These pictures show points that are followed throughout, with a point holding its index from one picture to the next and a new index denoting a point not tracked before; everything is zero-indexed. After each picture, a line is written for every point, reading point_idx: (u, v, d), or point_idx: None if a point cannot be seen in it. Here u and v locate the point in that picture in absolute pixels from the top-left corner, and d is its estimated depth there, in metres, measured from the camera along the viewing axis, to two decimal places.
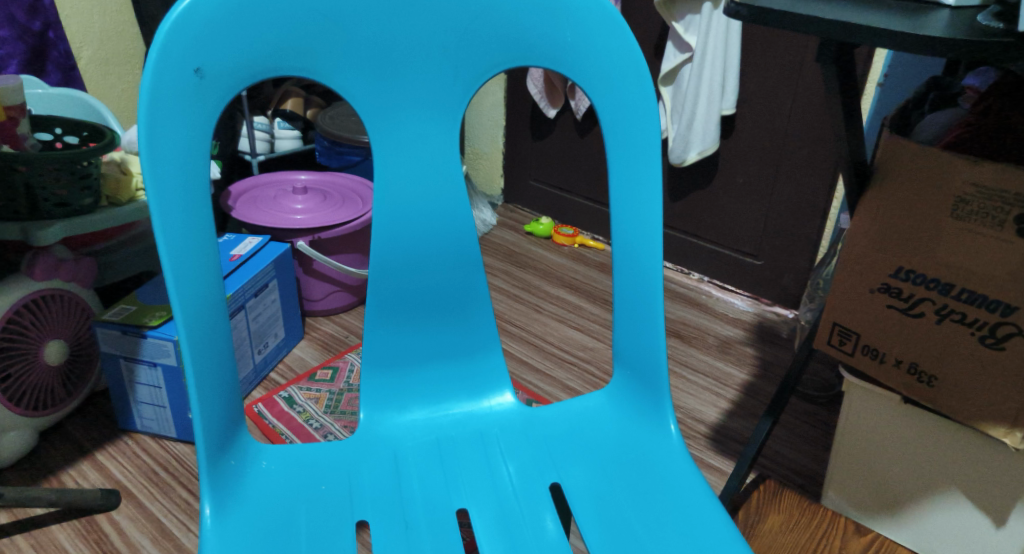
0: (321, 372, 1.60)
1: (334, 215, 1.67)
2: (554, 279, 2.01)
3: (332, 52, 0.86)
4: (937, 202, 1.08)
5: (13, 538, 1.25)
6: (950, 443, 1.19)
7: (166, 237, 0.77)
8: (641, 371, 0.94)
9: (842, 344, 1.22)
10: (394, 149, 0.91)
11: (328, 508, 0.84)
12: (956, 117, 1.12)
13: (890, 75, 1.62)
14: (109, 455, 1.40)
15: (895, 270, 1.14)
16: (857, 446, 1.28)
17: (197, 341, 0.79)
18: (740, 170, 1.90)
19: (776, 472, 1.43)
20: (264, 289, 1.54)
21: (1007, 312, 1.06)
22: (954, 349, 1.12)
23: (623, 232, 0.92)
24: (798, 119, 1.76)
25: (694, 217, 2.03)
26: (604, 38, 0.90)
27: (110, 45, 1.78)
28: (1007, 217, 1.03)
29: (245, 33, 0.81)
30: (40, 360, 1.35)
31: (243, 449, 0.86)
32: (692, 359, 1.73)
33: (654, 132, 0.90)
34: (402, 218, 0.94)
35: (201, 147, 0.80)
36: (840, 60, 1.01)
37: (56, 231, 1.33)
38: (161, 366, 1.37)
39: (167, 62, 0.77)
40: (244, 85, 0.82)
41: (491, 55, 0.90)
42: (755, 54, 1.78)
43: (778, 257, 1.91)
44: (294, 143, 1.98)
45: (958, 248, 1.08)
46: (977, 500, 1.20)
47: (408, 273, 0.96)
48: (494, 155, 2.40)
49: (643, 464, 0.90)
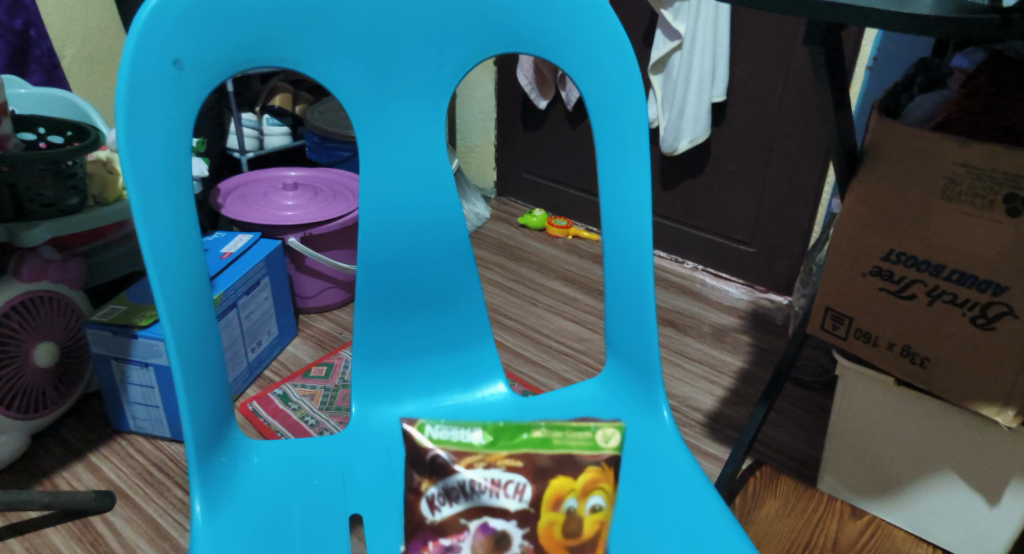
0: (316, 369, 1.60)
1: (324, 211, 1.67)
2: (548, 271, 2.01)
3: (313, 42, 0.85)
4: (927, 184, 1.07)
5: (8, 541, 1.25)
6: (944, 424, 1.19)
7: (148, 234, 0.76)
8: (635, 360, 0.94)
9: (835, 328, 1.21)
10: (379, 141, 0.90)
11: (322, 505, 0.84)
12: (945, 98, 1.11)
13: (879, 58, 1.62)
14: (103, 456, 1.40)
15: (886, 253, 1.13)
16: (853, 430, 1.28)
17: (184, 338, 0.79)
18: (731, 157, 1.90)
19: (772, 458, 1.43)
20: (255, 286, 1.53)
21: (998, 291, 1.06)
22: (947, 330, 1.12)
23: (611, 219, 0.91)
24: (789, 105, 1.75)
25: (686, 205, 2.03)
26: (589, 22, 0.89)
27: (94, 44, 1.77)
28: (996, 196, 1.02)
29: (225, 26, 0.81)
30: (30, 363, 1.34)
31: (233, 446, 0.85)
32: (686, 348, 1.72)
33: (639, 118, 0.90)
34: (387, 210, 0.93)
35: (182, 142, 0.79)
36: (828, 43, 1.00)
37: (41, 232, 1.32)
38: (153, 366, 1.36)
39: (144, 55, 0.76)
40: (225, 77, 0.81)
41: (475, 43, 0.89)
42: (744, 40, 1.77)
43: (772, 245, 1.90)
44: (283, 139, 1.97)
45: (948, 228, 1.08)
46: (972, 481, 1.20)
47: (396, 264, 0.95)
48: (486, 148, 2.38)
49: (640, 453, 0.89)
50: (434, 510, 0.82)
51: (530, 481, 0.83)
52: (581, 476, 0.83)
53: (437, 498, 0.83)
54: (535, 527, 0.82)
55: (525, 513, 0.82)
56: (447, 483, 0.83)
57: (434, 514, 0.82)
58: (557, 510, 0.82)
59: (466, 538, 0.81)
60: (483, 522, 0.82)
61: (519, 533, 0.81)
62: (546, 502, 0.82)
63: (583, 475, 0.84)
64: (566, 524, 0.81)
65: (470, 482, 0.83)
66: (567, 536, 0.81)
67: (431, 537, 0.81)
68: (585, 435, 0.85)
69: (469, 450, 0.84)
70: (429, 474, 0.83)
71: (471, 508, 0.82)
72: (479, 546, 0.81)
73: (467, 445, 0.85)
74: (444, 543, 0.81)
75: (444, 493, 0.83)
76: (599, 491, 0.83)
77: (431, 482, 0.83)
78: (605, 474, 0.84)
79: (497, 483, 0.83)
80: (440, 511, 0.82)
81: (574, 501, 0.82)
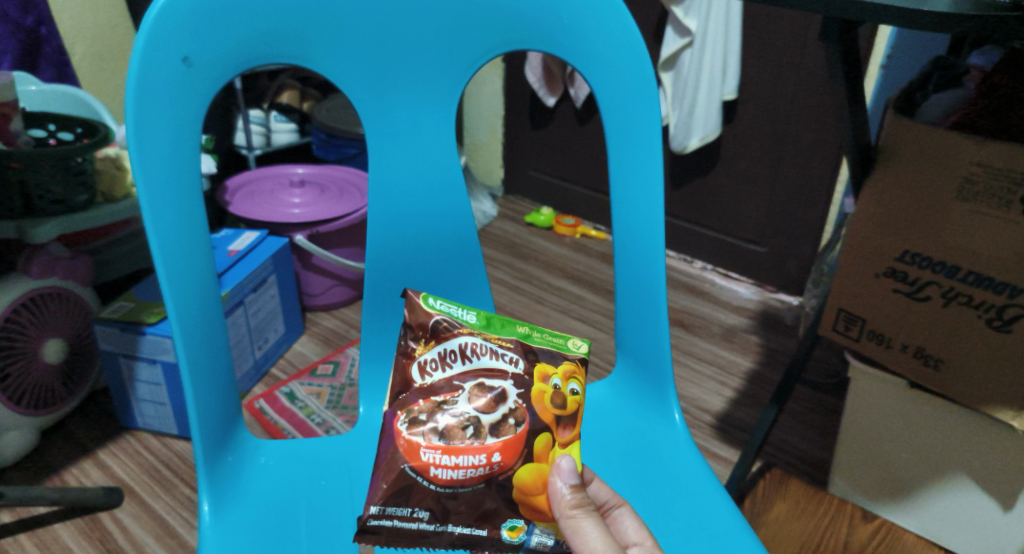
0: (322, 367, 1.59)
1: (333, 207, 1.66)
2: (556, 271, 2.00)
3: (324, 41, 0.84)
4: (944, 184, 1.06)
5: (17, 537, 1.24)
6: (956, 427, 1.18)
7: (157, 233, 0.76)
8: (646, 361, 0.93)
9: (847, 330, 1.20)
10: (390, 140, 0.89)
11: (327, 506, 0.83)
12: (960, 97, 1.10)
13: (894, 55, 1.60)
14: (111, 454, 1.39)
15: (900, 254, 1.12)
16: (864, 432, 1.26)
17: (192, 337, 0.78)
18: (742, 156, 1.88)
19: (781, 461, 1.42)
20: (263, 284, 1.53)
21: (1013, 294, 1.05)
22: (962, 331, 1.10)
23: (622, 216, 0.91)
24: (801, 104, 1.74)
25: (696, 205, 2.02)
26: (603, 17, 0.88)
27: (103, 41, 1.76)
28: (1013, 196, 1.01)
29: (236, 23, 0.80)
30: (39, 359, 1.34)
31: (242, 444, 0.85)
32: (695, 348, 1.71)
33: (653, 115, 0.89)
34: (394, 209, 0.92)
35: (191, 139, 0.79)
36: (844, 40, 0.98)
37: (51, 228, 1.32)
38: (161, 363, 1.36)
39: (155, 51, 0.76)
40: (233, 74, 0.81)
41: (487, 40, 0.89)
42: (756, 40, 1.76)
43: (781, 244, 1.89)
44: (290, 137, 1.98)
45: (966, 230, 1.06)
46: (986, 484, 1.18)
47: (406, 263, 0.95)
48: (494, 145, 2.37)
49: (651, 456, 0.88)
50: (423, 375, 0.80)
51: (523, 356, 0.81)
52: (562, 364, 0.81)
53: (429, 364, 0.80)
54: (528, 389, 0.79)
55: (520, 378, 0.80)
56: (445, 347, 0.81)
57: (423, 379, 0.80)
58: (546, 383, 0.80)
59: (459, 396, 0.79)
60: (478, 383, 0.79)
61: (516, 391, 0.79)
62: (536, 373, 0.80)
63: (564, 363, 0.81)
64: (555, 395, 0.79)
65: (469, 345, 0.81)
66: (555, 406, 0.79)
67: (416, 399, 0.79)
68: (559, 339, 0.83)
69: (465, 329, 0.81)
70: (427, 338, 0.81)
71: (467, 371, 0.80)
72: (475, 399, 0.79)
73: (466, 324, 0.82)
74: (435, 400, 0.79)
75: (438, 358, 0.80)
76: (578, 379, 0.81)
77: (426, 347, 0.81)
78: (579, 364, 0.82)
79: (495, 352, 0.81)
80: (429, 377, 0.80)
81: (560, 380, 0.80)
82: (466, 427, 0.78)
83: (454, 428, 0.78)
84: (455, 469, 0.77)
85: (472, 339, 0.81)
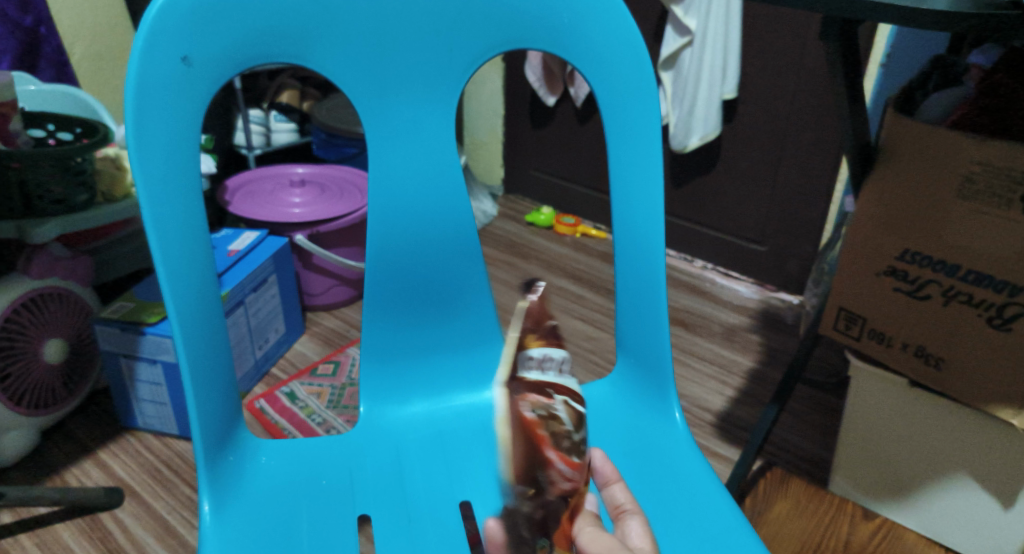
0: (323, 367, 1.59)
1: (333, 207, 1.66)
2: (557, 270, 1.99)
3: (323, 41, 0.84)
4: (944, 182, 1.06)
5: (17, 537, 1.25)
6: (956, 425, 1.18)
7: (157, 233, 0.76)
8: (646, 361, 0.93)
9: (848, 329, 1.20)
10: (390, 140, 0.89)
11: (327, 505, 0.83)
12: (961, 96, 1.10)
13: (893, 54, 1.60)
14: (112, 454, 1.39)
15: (900, 252, 1.12)
16: (864, 431, 1.26)
17: (192, 338, 0.78)
18: (743, 155, 1.88)
19: (782, 460, 1.42)
20: (263, 284, 1.52)
21: (1014, 292, 1.05)
22: (963, 330, 1.10)
23: (621, 215, 0.90)
24: (801, 103, 1.74)
25: (697, 204, 2.01)
26: (602, 16, 0.88)
27: (103, 41, 1.76)
28: (1013, 195, 1.01)
29: (235, 23, 0.80)
30: (39, 359, 1.34)
31: (242, 444, 0.85)
32: (696, 347, 1.71)
33: (653, 114, 0.89)
34: (394, 209, 0.92)
35: (191, 140, 0.78)
36: (844, 38, 0.98)
37: (52, 228, 1.32)
38: (161, 363, 1.36)
39: (155, 51, 0.76)
40: (233, 74, 0.81)
41: (486, 39, 0.89)
42: (756, 38, 1.76)
43: (782, 243, 1.89)
44: (290, 136, 1.98)
45: (966, 228, 1.06)
46: (987, 483, 1.18)
47: (406, 263, 0.95)
48: (495, 145, 2.37)
49: (651, 455, 0.88)
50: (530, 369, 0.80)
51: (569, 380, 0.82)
52: None
53: (538, 361, 0.80)
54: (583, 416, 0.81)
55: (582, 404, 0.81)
56: (551, 352, 0.81)
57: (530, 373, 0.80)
58: None
59: (562, 401, 0.78)
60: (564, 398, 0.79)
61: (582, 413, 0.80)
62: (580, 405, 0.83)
63: None
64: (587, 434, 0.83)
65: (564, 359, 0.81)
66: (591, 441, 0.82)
67: (530, 392, 0.79)
68: None
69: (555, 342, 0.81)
70: (541, 336, 0.81)
71: (564, 383, 0.80)
72: (571, 409, 0.79)
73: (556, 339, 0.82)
74: (546, 398, 0.78)
75: (543, 359, 0.80)
76: None
77: (538, 344, 0.81)
78: None
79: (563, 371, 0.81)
80: (535, 373, 0.80)
81: None
82: (571, 434, 0.77)
83: (561, 431, 0.77)
84: (570, 471, 0.76)
85: (559, 353, 0.81)
